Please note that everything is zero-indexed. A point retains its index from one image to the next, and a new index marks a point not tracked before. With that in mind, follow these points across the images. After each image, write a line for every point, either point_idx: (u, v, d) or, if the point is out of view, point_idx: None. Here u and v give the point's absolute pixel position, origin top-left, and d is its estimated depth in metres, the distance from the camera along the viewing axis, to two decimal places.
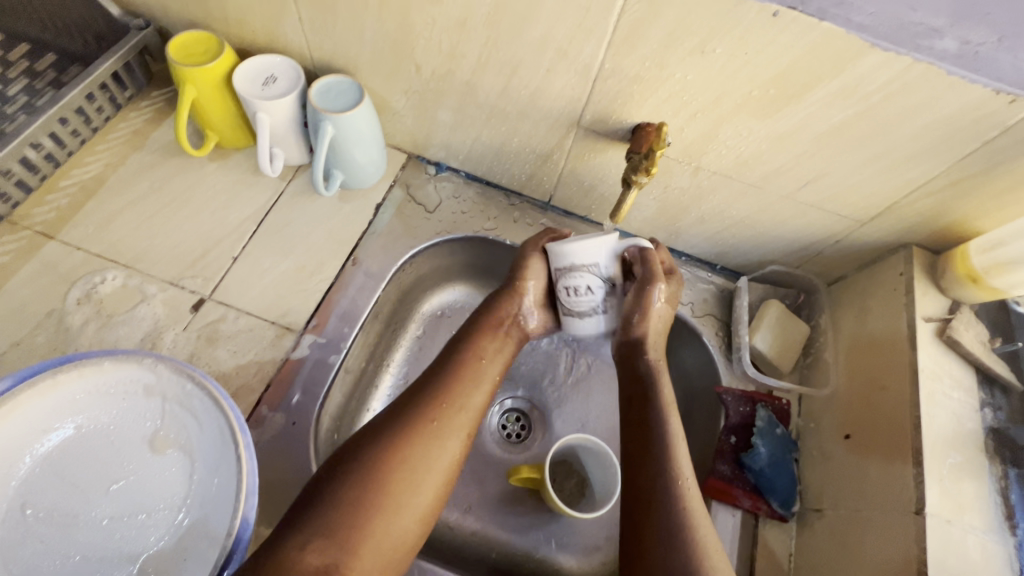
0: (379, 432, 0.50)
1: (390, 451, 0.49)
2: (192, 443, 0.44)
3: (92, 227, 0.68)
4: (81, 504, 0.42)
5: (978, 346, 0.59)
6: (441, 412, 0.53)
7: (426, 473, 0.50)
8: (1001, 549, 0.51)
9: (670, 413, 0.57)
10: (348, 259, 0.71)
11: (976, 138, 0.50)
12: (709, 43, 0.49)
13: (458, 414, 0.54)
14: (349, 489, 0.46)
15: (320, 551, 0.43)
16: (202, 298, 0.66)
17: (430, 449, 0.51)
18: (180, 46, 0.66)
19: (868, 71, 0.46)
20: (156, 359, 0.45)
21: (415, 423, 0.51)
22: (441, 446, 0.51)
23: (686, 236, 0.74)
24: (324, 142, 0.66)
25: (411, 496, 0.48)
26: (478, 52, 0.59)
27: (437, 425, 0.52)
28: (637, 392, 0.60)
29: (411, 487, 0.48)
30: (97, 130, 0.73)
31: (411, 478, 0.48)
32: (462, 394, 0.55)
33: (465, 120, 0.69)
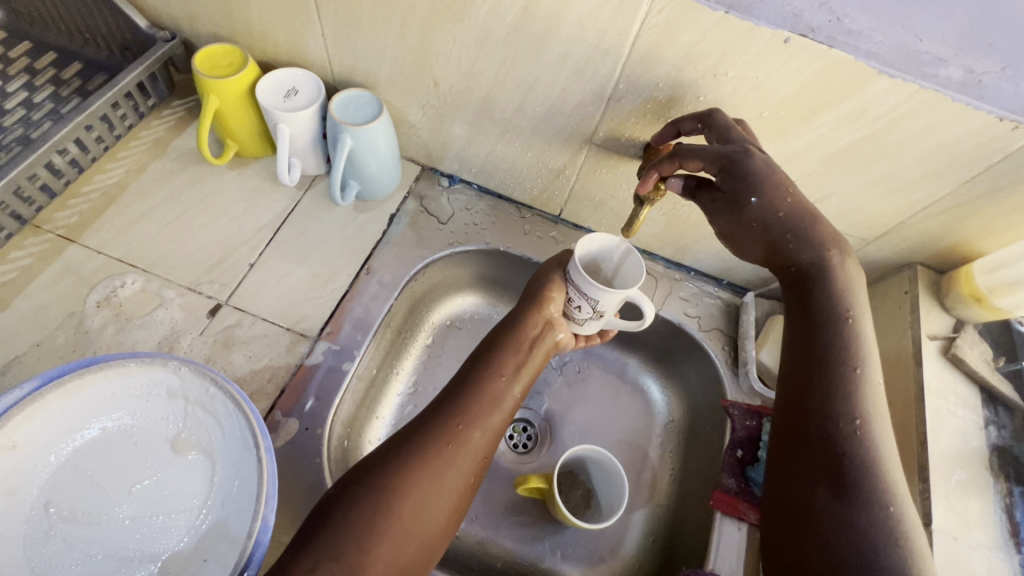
0: (379, 465, 0.52)
1: (396, 475, 0.51)
2: (213, 445, 0.45)
3: (113, 233, 0.69)
4: (104, 503, 0.42)
5: (981, 364, 0.60)
6: (442, 447, 0.54)
7: (438, 493, 0.52)
8: (1007, 567, 0.51)
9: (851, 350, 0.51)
10: (361, 268, 0.73)
11: (979, 162, 0.51)
12: (722, 66, 0.51)
13: (476, 436, 0.56)
14: (357, 513, 0.49)
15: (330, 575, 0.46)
16: (219, 303, 0.67)
17: (449, 469, 0.53)
18: (206, 58, 0.68)
19: (874, 96, 0.48)
20: (180, 362, 0.46)
21: (423, 446, 0.53)
22: (455, 468, 0.54)
23: (694, 251, 0.76)
24: (342, 154, 0.67)
25: (424, 518, 0.51)
26: (496, 70, 0.60)
27: (452, 449, 0.54)
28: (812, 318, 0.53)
29: (413, 503, 0.51)
30: (120, 137, 0.75)
31: (425, 491, 0.51)
32: (481, 414, 0.57)
33: (480, 134, 0.71)
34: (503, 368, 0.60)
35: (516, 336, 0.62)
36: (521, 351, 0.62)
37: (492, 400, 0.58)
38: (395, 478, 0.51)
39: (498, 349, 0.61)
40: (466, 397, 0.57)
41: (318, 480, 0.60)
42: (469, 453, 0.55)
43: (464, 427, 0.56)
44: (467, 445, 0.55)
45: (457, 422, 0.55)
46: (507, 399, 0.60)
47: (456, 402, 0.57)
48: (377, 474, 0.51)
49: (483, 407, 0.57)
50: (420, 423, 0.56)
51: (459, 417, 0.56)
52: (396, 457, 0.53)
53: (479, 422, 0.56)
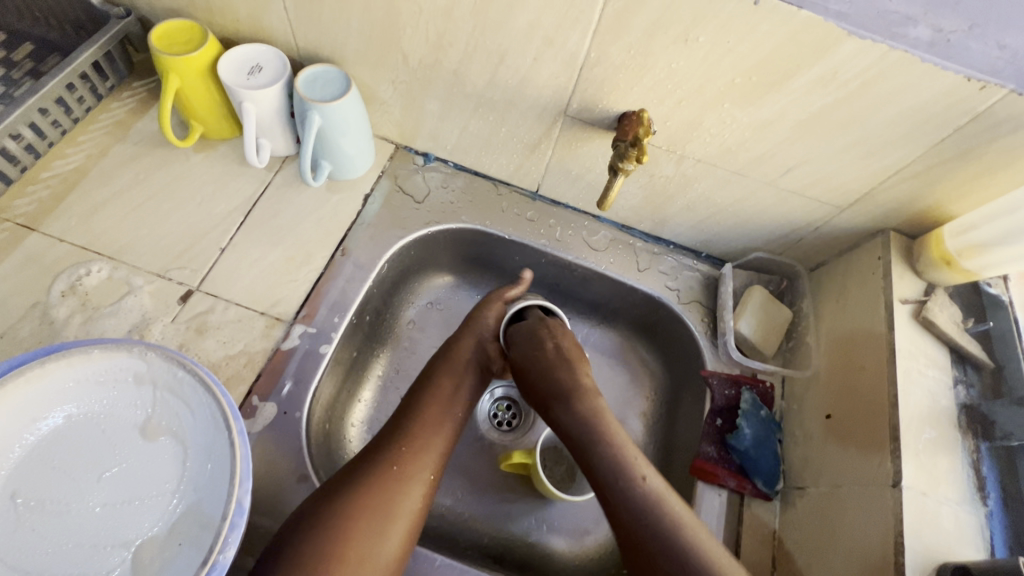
0: (324, 500, 0.52)
1: (345, 506, 0.51)
2: (183, 429, 0.44)
3: (76, 219, 0.67)
4: (74, 491, 0.41)
5: (952, 326, 0.61)
6: (388, 475, 0.54)
7: (390, 515, 0.53)
8: (974, 519, 0.52)
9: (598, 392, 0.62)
10: (337, 249, 0.72)
11: (949, 124, 0.51)
12: (692, 31, 0.50)
13: (421, 458, 0.57)
14: (314, 541, 0.49)
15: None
16: (190, 289, 0.65)
17: (399, 495, 0.54)
18: (164, 34, 0.65)
19: (844, 60, 0.48)
20: (146, 346, 0.45)
21: (371, 473, 0.54)
22: (404, 493, 0.54)
23: (673, 224, 0.76)
24: (311, 133, 0.65)
25: (380, 546, 0.51)
26: (465, 41, 0.59)
27: (399, 473, 0.55)
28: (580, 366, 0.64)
29: (364, 533, 0.51)
30: (78, 120, 0.72)
31: (378, 515, 0.52)
32: (424, 437, 0.58)
33: (453, 109, 0.69)
34: (442, 398, 0.62)
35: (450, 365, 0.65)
36: (459, 376, 0.65)
37: (435, 423, 0.60)
38: (348, 506, 0.52)
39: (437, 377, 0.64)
40: (408, 423, 0.59)
41: (299, 463, 0.60)
42: (417, 475, 0.56)
43: (408, 452, 0.57)
44: (415, 467, 0.56)
45: (402, 449, 0.57)
46: (451, 422, 0.61)
47: (401, 429, 0.59)
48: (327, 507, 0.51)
49: (424, 432, 0.59)
50: (366, 454, 0.56)
51: (403, 442, 0.57)
52: (343, 490, 0.53)
53: (422, 446, 0.58)
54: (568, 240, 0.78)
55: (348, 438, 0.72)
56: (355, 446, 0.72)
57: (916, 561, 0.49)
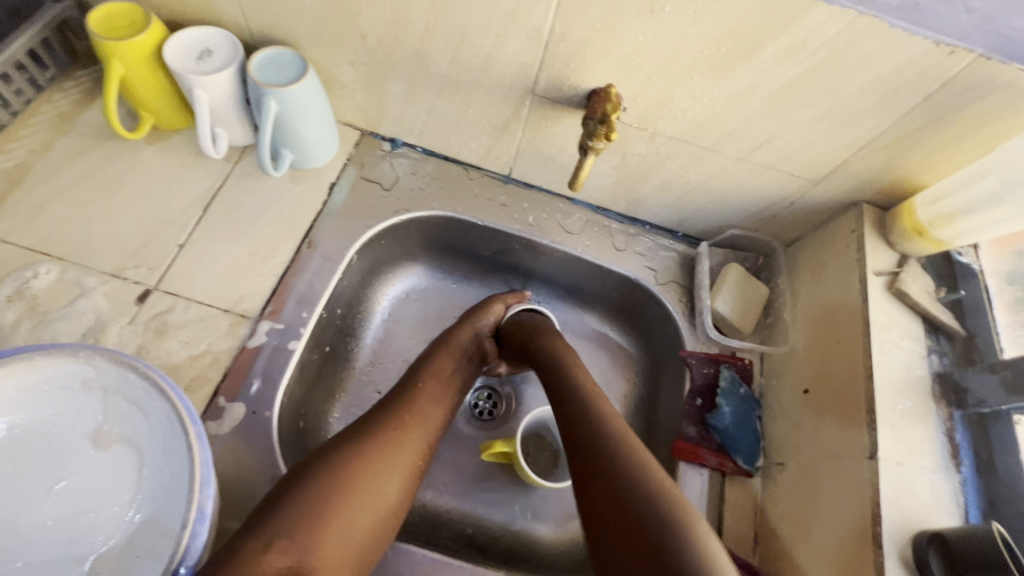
0: (328, 452, 0.51)
1: (348, 456, 0.50)
2: (139, 436, 0.42)
3: (20, 219, 0.63)
4: (21, 507, 0.39)
5: (925, 296, 0.61)
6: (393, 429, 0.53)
7: (390, 470, 0.51)
8: (947, 486, 0.53)
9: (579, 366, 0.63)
10: (302, 242, 0.69)
11: (918, 92, 0.51)
12: (658, 1, 0.48)
13: (423, 421, 0.56)
14: (314, 488, 0.47)
15: (283, 552, 0.44)
16: (148, 289, 0.62)
17: (401, 452, 0.53)
18: (103, 18, 0.61)
19: (814, 27, 0.47)
20: (92, 350, 0.42)
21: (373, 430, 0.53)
22: (405, 452, 0.53)
23: (648, 204, 0.75)
24: (268, 119, 0.62)
25: (379, 498, 0.50)
26: (425, 18, 0.56)
27: (404, 431, 0.54)
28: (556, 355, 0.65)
29: (368, 482, 0.49)
30: (17, 114, 0.68)
31: (378, 468, 0.50)
32: (426, 402, 0.58)
33: (417, 92, 0.67)
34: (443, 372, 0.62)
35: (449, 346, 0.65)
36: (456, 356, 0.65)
37: (438, 389, 0.60)
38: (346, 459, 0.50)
39: (436, 354, 0.64)
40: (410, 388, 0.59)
41: (271, 464, 0.58)
42: (420, 436, 0.55)
43: (413, 413, 0.56)
44: (420, 426, 0.55)
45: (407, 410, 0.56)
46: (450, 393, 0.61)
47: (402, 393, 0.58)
48: (328, 458, 0.50)
49: (427, 396, 0.58)
50: (375, 412, 0.55)
51: (408, 404, 0.56)
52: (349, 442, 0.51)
53: (425, 408, 0.57)
54: (543, 223, 0.77)
55: (324, 434, 0.70)
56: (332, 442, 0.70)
57: (893, 531, 0.49)
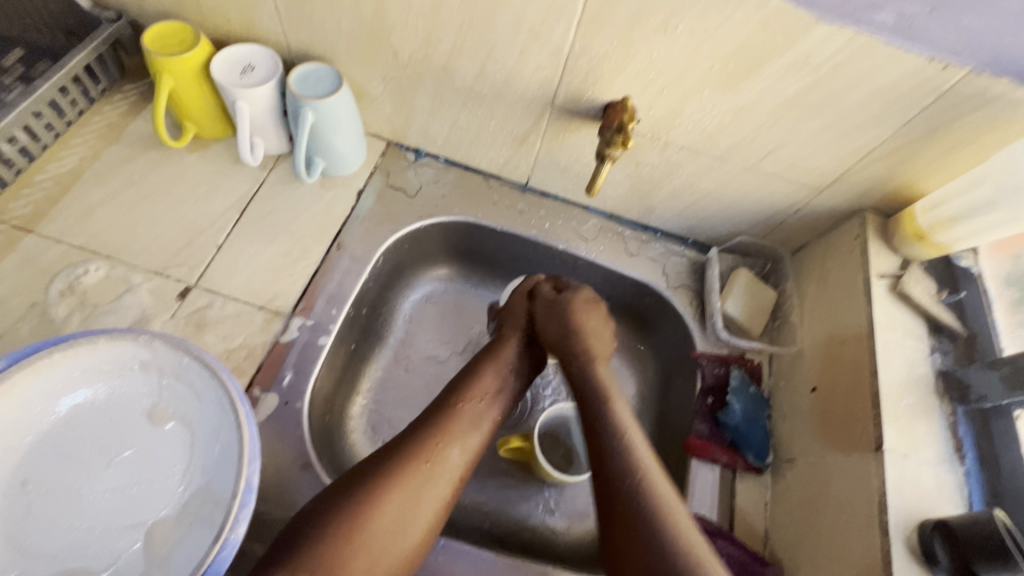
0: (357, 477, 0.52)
1: (374, 487, 0.51)
2: (191, 415, 0.46)
3: (72, 220, 0.68)
4: (85, 477, 0.43)
5: (927, 298, 0.63)
6: (420, 462, 0.54)
7: (417, 501, 0.52)
8: (952, 478, 0.55)
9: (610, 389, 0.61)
10: (332, 244, 0.73)
11: (915, 104, 0.54)
12: (671, 21, 0.52)
13: (453, 452, 0.56)
14: (339, 515, 0.49)
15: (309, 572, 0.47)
16: (188, 286, 0.66)
17: (428, 483, 0.53)
18: (156, 37, 0.66)
19: (816, 44, 0.51)
20: (150, 335, 0.46)
21: (398, 466, 0.53)
22: (434, 484, 0.54)
23: (659, 211, 0.78)
24: (304, 129, 0.67)
25: (400, 528, 0.51)
26: (453, 37, 0.61)
27: (431, 466, 0.54)
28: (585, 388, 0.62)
29: (391, 515, 0.51)
30: (71, 124, 0.73)
31: (405, 498, 0.52)
32: (459, 429, 0.58)
33: (443, 104, 0.71)
34: (482, 393, 0.61)
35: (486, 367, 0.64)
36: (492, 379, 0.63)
37: (472, 416, 0.59)
38: (369, 497, 0.51)
39: (475, 375, 0.63)
40: (441, 415, 0.58)
41: (303, 451, 0.61)
42: (449, 468, 0.55)
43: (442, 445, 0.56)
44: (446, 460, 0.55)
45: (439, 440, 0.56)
46: (486, 419, 0.60)
47: (433, 421, 0.58)
48: (358, 484, 0.52)
49: (459, 426, 0.58)
50: (405, 437, 0.56)
51: (439, 435, 0.56)
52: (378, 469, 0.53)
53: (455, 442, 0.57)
54: (559, 230, 0.80)
55: (349, 428, 0.73)
56: (354, 436, 0.73)
57: (899, 520, 0.52)
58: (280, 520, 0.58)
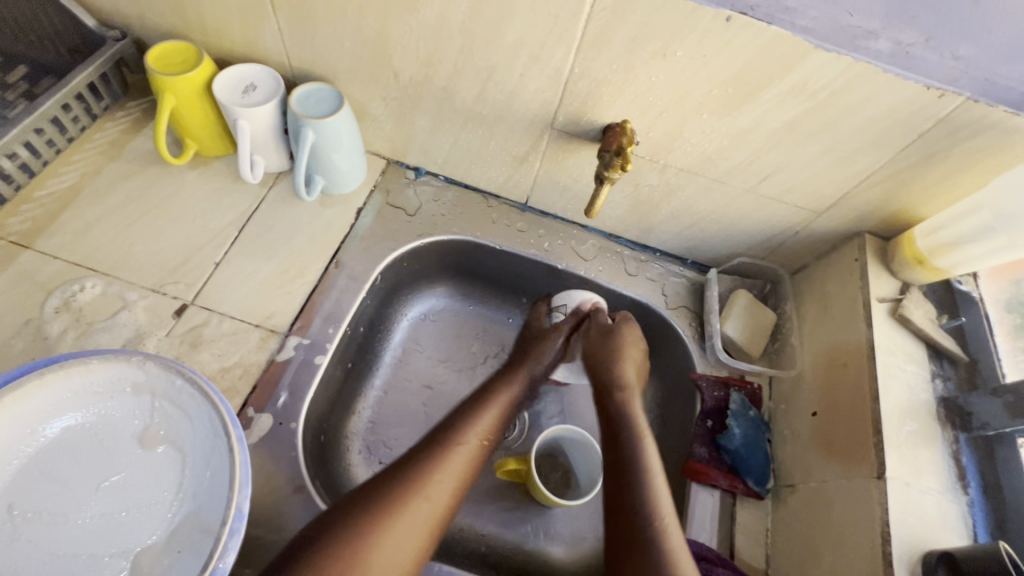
0: (347, 513, 0.51)
1: (365, 523, 0.50)
2: (182, 438, 0.45)
3: (70, 236, 0.67)
4: (72, 502, 0.42)
5: (927, 323, 0.63)
6: (413, 496, 0.52)
7: (405, 541, 0.50)
8: (956, 507, 0.54)
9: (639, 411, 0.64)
10: (330, 262, 0.73)
11: (914, 130, 0.54)
12: (670, 46, 0.53)
13: (444, 486, 0.55)
14: (324, 555, 0.47)
15: None
16: (185, 303, 0.66)
17: (417, 519, 0.52)
18: (159, 56, 0.67)
19: (813, 71, 0.51)
20: (144, 356, 0.46)
21: (385, 505, 0.51)
22: (423, 519, 0.52)
23: (659, 232, 0.78)
24: (305, 148, 0.67)
25: (390, 568, 0.49)
26: (454, 59, 0.61)
27: (424, 501, 0.53)
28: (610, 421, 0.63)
29: (380, 555, 0.49)
30: (73, 140, 0.73)
31: (394, 533, 0.50)
32: (450, 462, 0.56)
33: (443, 124, 0.72)
34: (484, 427, 0.61)
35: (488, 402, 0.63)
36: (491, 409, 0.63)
37: (466, 451, 0.58)
38: (361, 530, 0.49)
39: (477, 407, 0.62)
40: (436, 447, 0.57)
41: (297, 473, 0.60)
42: (441, 503, 0.54)
43: (433, 478, 0.54)
44: (436, 495, 0.54)
45: (434, 474, 0.55)
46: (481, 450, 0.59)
47: (430, 454, 0.56)
48: (347, 520, 0.50)
49: (455, 459, 0.57)
50: (400, 470, 0.55)
51: (436, 469, 0.55)
52: (369, 503, 0.51)
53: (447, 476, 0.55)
54: (558, 250, 0.80)
55: (345, 448, 0.72)
56: (349, 456, 0.72)
57: (902, 550, 0.51)
58: (273, 544, 0.57)
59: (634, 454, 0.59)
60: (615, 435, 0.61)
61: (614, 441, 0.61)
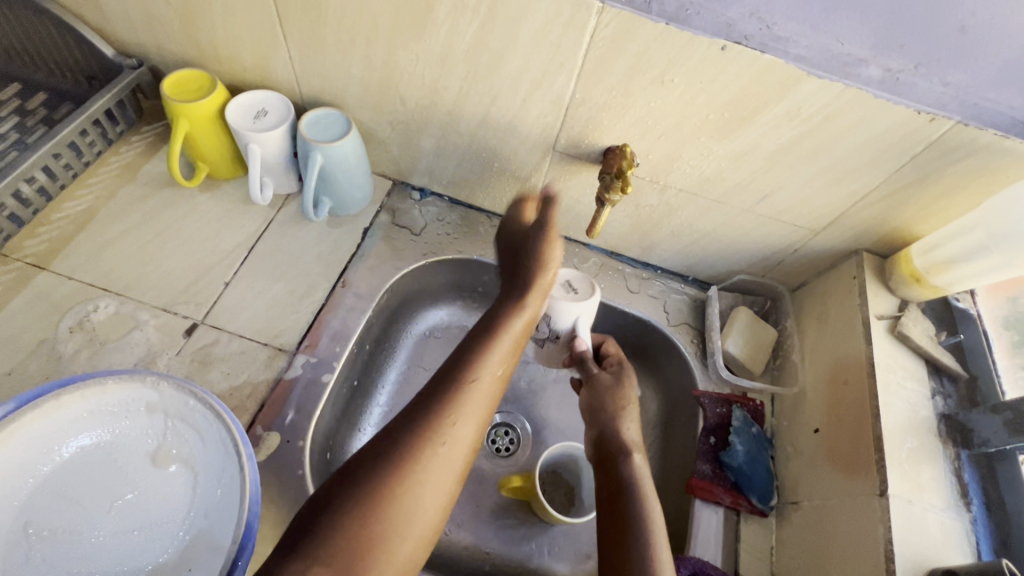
0: (364, 464, 0.45)
1: (392, 474, 0.44)
2: (194, 457, 0.46)
3: (85, 258, 0.69)
4: (85, 521, 0.43)
5: (926, 339, 0.64)
6: (437, 438, 0.47)
7: (432, 487, 0.45)
8: (959, 524, 0.55)
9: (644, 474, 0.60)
10: (337, 281, 0.74)
11: (906, 152, 0.56)
12: (668, 73, 0.55)
13: (465, 430, 0.49)
14: (348, 510, 0.42)
15: None
16: (195, 323, 0.67)
17: (444, 462, 0.47)
18: (175, 83, 0.69)
19: (807, 96, 0.53)
20: (159, 376, 0.47)
21: (409, 451, 0.46)
22: (449, 465, 0.47)
23: (660, 250, 0.79)
24: (313, 171, 0.69)
25: (427, 514, 0.45)
26: (458, 85, 0.64)
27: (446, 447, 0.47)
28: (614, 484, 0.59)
29: (414, 505, 0.44)
30: (88, 164, 0.75)
31: (423, 477, 0.45)
32: (469, 405, 0.50)
33: (448, 147, 0.74)
34: (496, 368, 0.53)
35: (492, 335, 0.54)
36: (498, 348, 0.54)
37: (478, 392, 0.51)
38: (387, 475, 0.44)
39: (484, 343, 0.53)
40: (445, 393, 0.50)
41: (303, 491, 0.61)
42: (464, 446, 0.48)
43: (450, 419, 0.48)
44: (457, 441, 0.48)
45: (449, 415, 0.48)
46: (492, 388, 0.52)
47: (440, 395, 0.49)
48: (367, 470, 0.45)
49: (471, 399, 0.50)
50: (410, 415, 0.48)
51: (448, 410, 0.49)
52: (389, 447, 0.46)
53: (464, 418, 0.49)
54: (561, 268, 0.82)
55: None
56: None
57: (906, 568, 0.51)
58: None
59: (640, 522, 0.55)
60: (619, 501, 0.58)
61: (618, 508, 0.57)
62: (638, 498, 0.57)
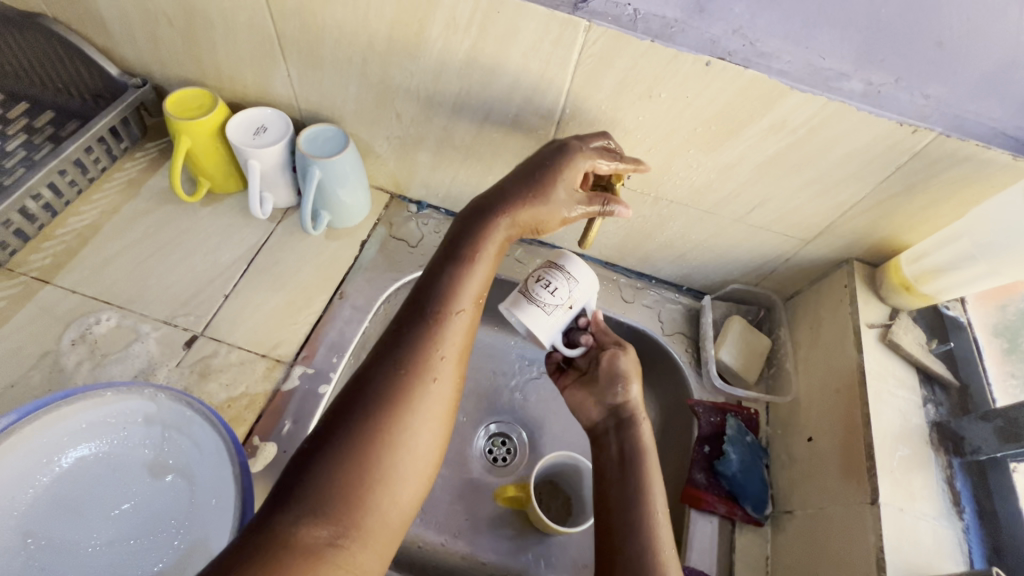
0: (353, 406, 0.47)
1: (383, 413, 0.47)
2: (190, 468, 0.47)
3: (88, 271, 0.71)
4: (85, 531, 0.44)
5: (917, 347, 0.64)
6: (421, 374, 0.50)
7: (424, 421, 0.49)
8: (951, 532, 0.55)
9: (648, 449, 0.61)
10: (334, 293, 0.75)
11: (891, 163, 0.57)
12: (655, 88, 0.56)
13: (444, 363, 0.51)
14: (342, 450, 0.44)
15: (320, 523, 0.42)
16: (195, 335, 0.68)
17: (431, 394, 0.50)
18: (178, 101, 0.71)
19: (791, 109, 0.54)
20: (156, 389, 0.48)
21: (397, 388, 0.48)
22: (436, 399, 0.50)
23: (654, 260, 0.80)
24: (311, 185, 0.70)
25: (421, 449, 0.48)
26: (452, 101, 0.65)
27: (432, 382, 0.50)
28: (620, 453, 0.61)
29: (407, 440, 0.47)
30: (93, 180, 0.77)
31: (413, 411, 0.48)
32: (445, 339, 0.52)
33: (444, 161, 0.75)
34: (471, 297, 0.55)
35: (465, 263, 0.56)
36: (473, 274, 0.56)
37: (455, 323, 0.53)
38: (376, 409, 0.47)
39: (457, 277, 0.55)
40: (424, 331, 0.52)
41: None
42: (448, 381, 0.51)
43: (431, 354, 0.51)
44: (439, 371, 0.51)
45: (433, 352, 0.51)
46: (466, 317, 0.54)
47: (417, 332, 0.52)
48: (356, 411, 0.47)
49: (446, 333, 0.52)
50: (392, 352, 0.50)
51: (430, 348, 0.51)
52: (377, 387, 0.48)
53: (444, 351, 0.52)
54: None
55: None
56: None
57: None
58: None
59: (642, 501, 0.57)
60: (621, 469, 0.60)
61: (620, 478, 0.60)
62: (638, 475, 0.59)
